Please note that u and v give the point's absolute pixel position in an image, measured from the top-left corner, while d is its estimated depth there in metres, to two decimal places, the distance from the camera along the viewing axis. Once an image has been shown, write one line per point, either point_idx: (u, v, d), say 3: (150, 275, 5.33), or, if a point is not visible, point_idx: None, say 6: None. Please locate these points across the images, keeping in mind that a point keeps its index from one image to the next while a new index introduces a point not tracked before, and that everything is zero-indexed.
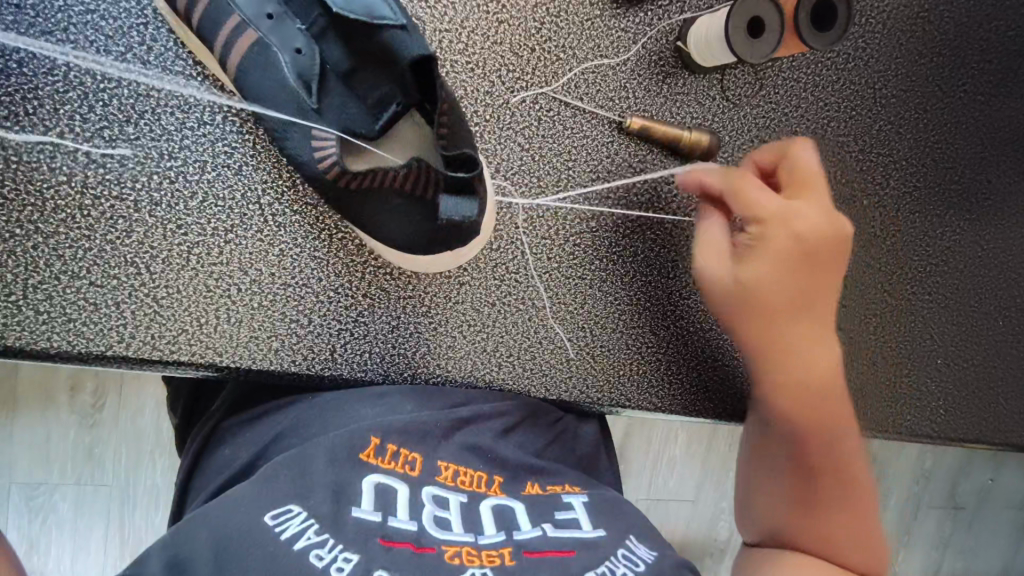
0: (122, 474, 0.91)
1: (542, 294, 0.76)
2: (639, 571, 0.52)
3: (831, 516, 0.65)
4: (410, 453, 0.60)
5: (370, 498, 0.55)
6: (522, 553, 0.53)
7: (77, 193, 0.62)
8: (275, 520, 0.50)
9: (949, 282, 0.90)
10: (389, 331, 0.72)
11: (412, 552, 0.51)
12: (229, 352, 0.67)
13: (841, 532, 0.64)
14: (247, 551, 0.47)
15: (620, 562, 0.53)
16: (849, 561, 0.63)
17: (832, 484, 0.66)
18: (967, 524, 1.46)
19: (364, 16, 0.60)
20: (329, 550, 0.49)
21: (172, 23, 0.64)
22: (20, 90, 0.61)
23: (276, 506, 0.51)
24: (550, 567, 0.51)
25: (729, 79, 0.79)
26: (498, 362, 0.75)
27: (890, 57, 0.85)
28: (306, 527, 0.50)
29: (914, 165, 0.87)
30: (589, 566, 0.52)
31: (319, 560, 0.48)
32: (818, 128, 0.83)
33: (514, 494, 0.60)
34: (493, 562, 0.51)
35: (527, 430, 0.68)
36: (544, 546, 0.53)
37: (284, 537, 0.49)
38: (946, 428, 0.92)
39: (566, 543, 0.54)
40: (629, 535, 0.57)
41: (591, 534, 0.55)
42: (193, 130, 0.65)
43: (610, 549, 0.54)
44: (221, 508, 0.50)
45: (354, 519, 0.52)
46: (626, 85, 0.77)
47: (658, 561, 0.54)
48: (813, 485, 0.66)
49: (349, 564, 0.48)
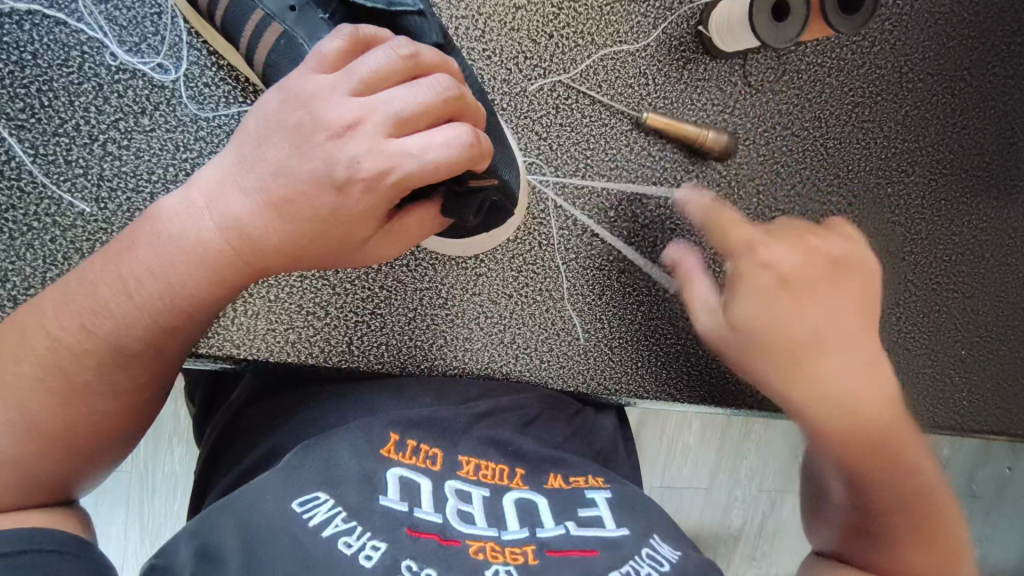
0: (142, 460, 0.93)
1: (561, 287, 0.75)
2: (664, 571, 0.52)
3: (910, 552, 0.57)
4: (430, 449, 0.59)
5: (395, 488, 0.54)
6: (545, 551, 0.52)
7: (94, 185, 0.62)
8: (302, 506, 0.50)
9: (976, 272, 0.88)
10: (406, 323, 0.71)
11: (438, 544, 0.51)
12: (246, 345, 0.66)
13: (917, 566, 0.57)
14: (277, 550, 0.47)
15: (645, 562, 0.52)
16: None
17: (883, 499, 0.59)
18: (985, 513, 1.46)
19: (381, 3, 0.59)
20: (357, 538, 0.49)
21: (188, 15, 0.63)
22: (35, 82, 0.61)
23: (303, 492, 0.51)
24: (575, 567, 0.51)
25: (752, 64, 0.78)
26: (515, 353, 0.74)
27: (918, 40, 0.82)
28: (333, 514, 0.50)
29: (940, 151, 0.85)
30: (614, 564, 0.51)
31: (347, 547, 0.48)
32: (843, 114, 0.81)
33: (534, 486, 0.59)
34: (516, 560, 0.51)
35: (547, 423, 0.68)
36: (568, 544, 0.53)
37: (312, 524, 0.49)
38: (972, 420, 0.91)
39: (590, 542, 0.53)
40: (652, 534, 0.56)
41: (615, 532, 0.55)
42: (208, 122, 0.64)
43: (634, 548, 0.53)
44: (246, 499, 0.50)
45: (382, 507, 0.52)
46: (646, 72, 0.75)
47: (682, 560, 0.54)
48: (868, 514, 0.60)
49: (377, 552, 0.48)
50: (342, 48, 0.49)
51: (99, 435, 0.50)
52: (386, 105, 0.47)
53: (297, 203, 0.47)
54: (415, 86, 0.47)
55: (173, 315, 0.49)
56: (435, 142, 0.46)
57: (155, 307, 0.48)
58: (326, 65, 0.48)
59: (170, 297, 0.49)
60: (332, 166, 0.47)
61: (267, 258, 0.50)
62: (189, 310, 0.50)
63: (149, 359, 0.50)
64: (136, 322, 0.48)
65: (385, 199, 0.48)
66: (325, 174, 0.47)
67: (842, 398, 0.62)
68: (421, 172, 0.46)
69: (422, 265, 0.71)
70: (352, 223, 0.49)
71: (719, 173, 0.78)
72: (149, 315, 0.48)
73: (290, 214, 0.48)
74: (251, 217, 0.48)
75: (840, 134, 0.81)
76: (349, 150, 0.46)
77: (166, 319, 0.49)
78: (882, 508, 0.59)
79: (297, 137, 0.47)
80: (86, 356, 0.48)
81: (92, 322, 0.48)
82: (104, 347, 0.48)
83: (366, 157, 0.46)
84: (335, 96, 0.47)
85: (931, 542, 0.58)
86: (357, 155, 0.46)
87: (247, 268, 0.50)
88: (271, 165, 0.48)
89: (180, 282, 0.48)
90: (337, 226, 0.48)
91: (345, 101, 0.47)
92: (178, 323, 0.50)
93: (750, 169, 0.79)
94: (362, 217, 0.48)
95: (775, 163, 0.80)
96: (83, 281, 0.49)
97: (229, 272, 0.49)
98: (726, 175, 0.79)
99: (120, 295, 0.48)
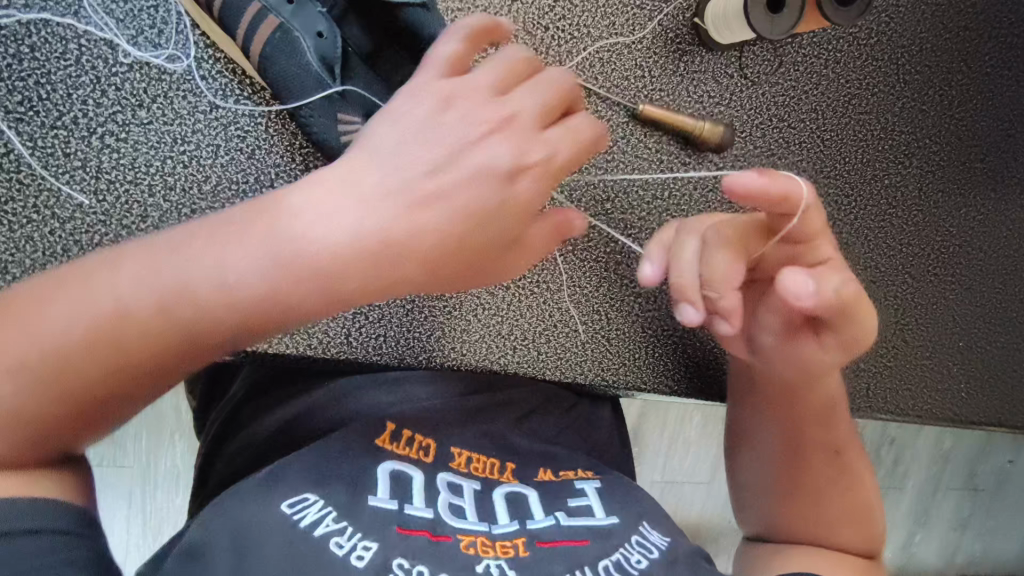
0: (145, 454, 0.93)
1: (551, 254, 0.75)
2: (654, 558, 0.53)
3: (839, 529, 0.62)
4: (424, 438, 0.59)
5: (385, 486, 0.54)
6: (536, 543, 0.52)
7: (92, 177, 0.62)
8: (292, 508, 0.49)
9: (974, 263, 0.89)
10: (403, 315, 0.71)
11: (428, 540, 0.51)
12: (244, 335, 0.65)
13: (842, 526, 0.63)
14: (267, 551, 0.46)
15: (634, 549, 0.53)
16: (842, 543, 0.63)
17: (812, 471, 0.64)
18: (985, 505, 1.47)
19: None
20: (348, 538, 0.48)
21: (190, 11, 0.64)
22: (33, 75, 0.61)
23: (292, 495, 0.50)
24: (565, 558, 0.51)
25: (748, 56, 0.78)
26: (513, 345, 0.75)
27: (914, 32, 0.82)
28: (324, 515, 0.49)
29: (936, 143, 0.85)
30: (603, 555, 0.52)
31: (339, 549, 0.48)
32: (840, 106, 0.81)
33: (527, 479, 0.60)
34: (506, 553, 0.51)
35: (542, 416, 0.68)
36: (558, 535, 0.53)
37: (303, 525, 0.48)
38: (970, 412, 0.91)
39: (579, 531, 0.54)
40: (643, 521, 0.57)
41: (604, 522, 0.55)
42: (205, 114, 0.65)
43: (624, 537, 0.54)
44: (241, 497, 0.50)
45: (371, 507, 0.51)
46: (641, 64, 0.75)
47: (671, 547, 0.55)
48: (806, 497, 0.64)
49: (369, 552, 0.48)
50: (457, 49, 0.50)
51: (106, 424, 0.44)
52: (525, 99, 0.50)
53: (451, 212, 0.47)
54: (547, 81, 0.51)
55: (264, 322, 0.44)
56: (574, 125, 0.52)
57: (223, 309, 0.42)
58: (448, 66, 0.50)
59: (257, 301, 0.43)
60: (492, 164, 0.48)
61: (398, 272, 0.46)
62: (290, 315, 0.44)
63: (188, 358, 0.43)
64: (218, 321, 0.42)
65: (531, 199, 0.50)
66: (491, 168, 0.48)
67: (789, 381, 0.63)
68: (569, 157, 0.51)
69: None
70: (493, 230, 0.49)
71: (715, 165, 0.79)
72: (213, 321, 0.42)
73: (440, 208, 0.46)
74: (400, 222, 0.45)
75: (837, 126, 0.81)
76: (492, 148, 0.48)
77: (250, 326, 0.43)
78: (810, 477, 0.64)
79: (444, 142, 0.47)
80: (147, 349, 0.41)
81: (173, 302, 0.41)
82: (179, 330, 0.42)
83: (513, 151, 0.49)
84: (480, 94, 0.49)
85: (855, 516, 0.63)
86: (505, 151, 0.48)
87: (369, 286, 0.45)
88: (424, 163, 0.46)
89: (295, 284, 0.43)
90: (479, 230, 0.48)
91: (491, 99, 0.49)
92: (272, 327, 0.45)
93: (746, 161, 0.79)
94: (523, 210, 0.50)
95: (771, 155, 0.80)
96: (177, 252, 0.42)
97: (360, 285, 0.45)
98: (722, 167, 0.79)
99: (201, 293, 0.42)
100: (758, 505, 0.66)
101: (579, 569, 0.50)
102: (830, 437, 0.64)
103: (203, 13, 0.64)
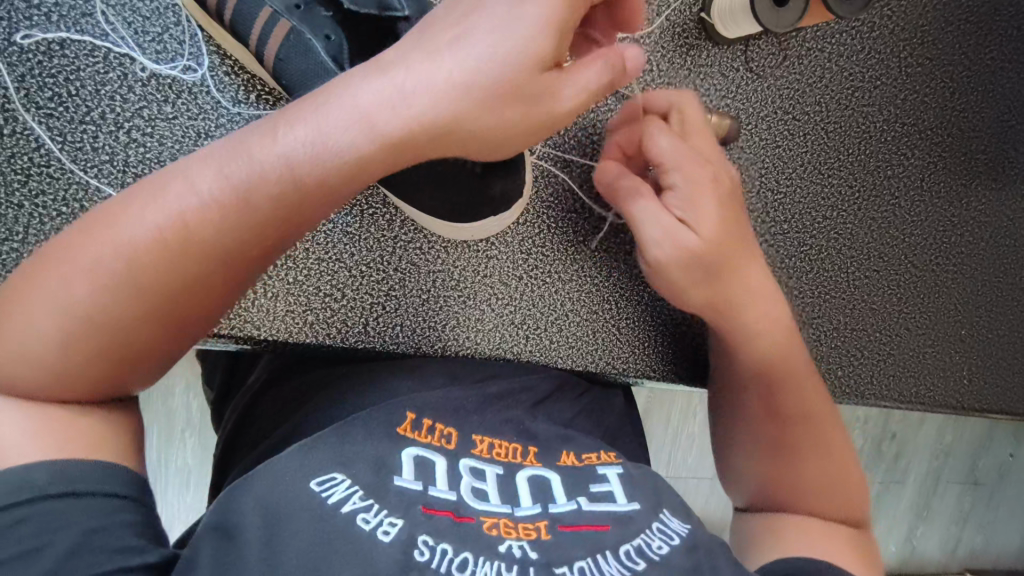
0: (157, 451, 0.97)
1: (559, 222, 0.77)
2: (674, 546, 0.51)
3: (826, 498, 0.64)
4: (445, 429, 0.59)
5: (410, 469, 0.53)
6: (558, 527, 0.51)
7: (120, 171, 0.64)
8: (320, 486, 0.49)
9: (975, 253, 0.90)
10: (420, 304, 0.73)
11: (453, 521, 0.49)
12: (266, 327, 0.68)
13: (825, 501, 0.64)
14: (296, 529, 0.45)
15: (655, 536, 0.52)
16: (823, 515, 0.63)
17: (794, 440, 0.66)
18: (987, 498, 1.49)
19: (374, 9, 0.63)
20: (375, 514, 0.47)
21: (192, 11, 0.65)
22: (63, 72, 0.63)
23: (320, 473, 0.50)
24: (586, 543, 0.50)
25: (754, 50, 0.79)
26: (526, 334, 0.76)
27: (916, 25, 0.84)
28: (352, 492, 0.49)
29: (939, 134, 0.87)
30: (625, 539, 0.51)
31: (365, 524, 0.46)
32: (843, 99, 0.83)
33: (550, 464, 0.58)
34: (530, 535, 0.50)
35: (557, 402, 0.69)
36: (580, 519, 0.52)
37: (331, 502, 0.47)
38: (972, 398, 0.93)
39: (601, 517, 0.52)
40: (662, 509, 0.55)
41: (626, 507, 0.54)
42: (228, 110, 0.67)
43: (645, 523, 0.53)
44: (269, 478, 0.49)
45: (396, 487, 0.50)
46: (650, 58, 0.77)
47: (692, 536, 0.53)
48: (796, 469, 0.65)
49: (395, 527, 0.47)
50: None
51: (193, 321, 0.44)
52: None
53: (487, 65, 0.47)
54: None
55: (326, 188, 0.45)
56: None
57: (221, 241, 0.43)
58: None
59: (318, 177, 0.45)
60: (502, 19, 0.47)
61: (463, 116, 0.48)
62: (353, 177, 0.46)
63: (264, 238, 0.44)
64: (207, 241, 0.42)
65: (550, 49, 0.48)
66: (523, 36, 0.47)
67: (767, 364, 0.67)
68: (560, 16, 0.48)
69: (434, 248, 0.73)
70: (527, 71, 0.48)
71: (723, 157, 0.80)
72: (207, 255, 0.42)
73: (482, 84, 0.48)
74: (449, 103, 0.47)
75: (839, 118, 0.83)
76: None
77: (315, 195, 0.45)
78: (794, 444, 0.65)
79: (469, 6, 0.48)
80: (220, 232, 0.43)
81: (194, 215, 0.42)
82: (191, 245, 0.42)
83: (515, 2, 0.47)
84: None
85: (843, 493, 0.64)
86: (506, 8, 0.47)
87: (433, 136, 0.48)
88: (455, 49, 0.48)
89: (342, 156, 0.45)
90: (507, 71, 0.48)
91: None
92: (336, 188, 0.46)
93: (752, 153, 0.81)
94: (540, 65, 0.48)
95: (776, 147, 0.82)
96: (188, 175, 0.43)
97: (426, 134, 0.47)
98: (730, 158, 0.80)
99: (254, 169, 0.43)
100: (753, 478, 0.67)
101: (600, 555, 0.49)
102: (805, 406, 0.66)
103: (215, 22, 0.65)
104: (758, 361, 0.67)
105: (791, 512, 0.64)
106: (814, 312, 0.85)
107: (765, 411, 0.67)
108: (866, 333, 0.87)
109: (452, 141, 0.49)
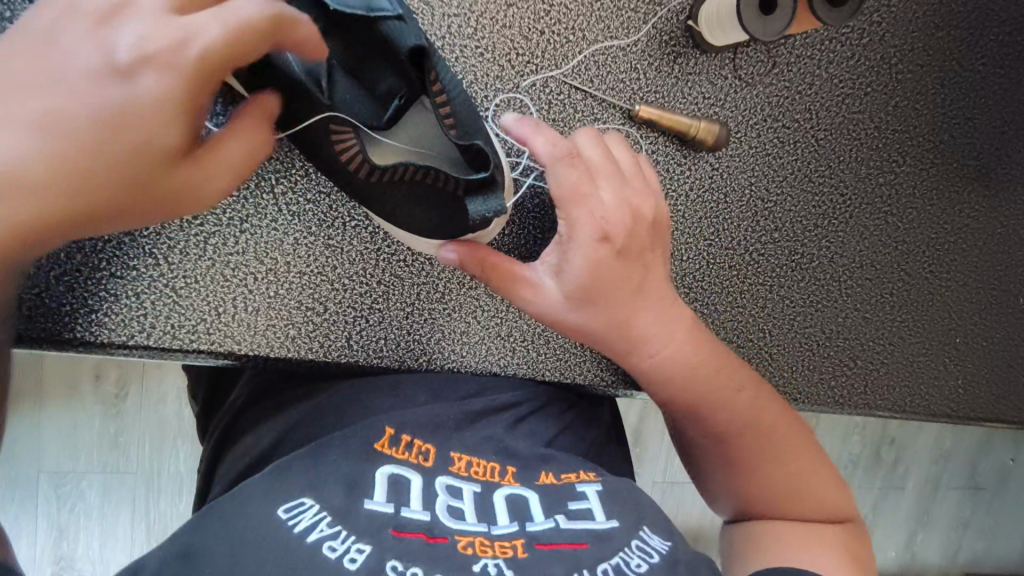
0: (146, 461, 0.96)
1: (545, 233, 0.76)
2: (654, 563, 0.50)
3: (807, 501, 0.64)
4: (422, 444, 0.58)
5: (381, 490, 0.52)
6: (534, 545, 0.50)
7: None
8: (287, 513, 0.48)
9: (968, 261, 0.89)
10: (404, 317, 0.72)
11: (424, 541, 0.49)
12: (247, 341, 0.68)
13: (805, 508, 0.64)
14: (260, 556, 0.44)
15: (634, 553, 0.50)
16: (803, 519, 0.64)
17: (748, 449, 0.65)
18: (987, 504, 1.47)
19: (360, 8, 0.59)
20: (342, 542, 0.46)
21: None
22: None
23: (288, 500, 0.49)
24: (563, 562, 0.49)
25: (742, 57, 0.78)
26: (513, 346, 0.75)
27: (906, 31, 0.82)
28: (318, 520, 0.48)
29: (930, 142, 0.85)
30: (602, 557, 0.49)
31: (331, 552, 0.45)
32: (832, 106, 0.82)
33: (528, 483, 0.57)
34: (505, 553, 0.49)
35: (539, 417, 0.67)
36: (558, 537, 0.51)
37: (297, 530, 0.46)
38: (967, 408, 0.92)
39: (579, 534, 0.51)
40: (642, 526, 0.54)
41: (604, 524, 0.53)
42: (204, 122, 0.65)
43: (624, 540, 0.51)
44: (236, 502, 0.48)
45: (367, 511, 0.50)
46: (637, 66, 0.76)
47: (673, 554, 0.52)
48: (770, 476, 0.64)
49: (362, 554, 0.46)
50: None
51: None
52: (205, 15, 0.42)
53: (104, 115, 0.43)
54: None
55: None
56: (240, 4, 0.42)
57: None
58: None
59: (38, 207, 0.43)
60: (110, 56, 0.43)
61: (125, 166, 0.44)
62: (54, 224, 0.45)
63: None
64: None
65: (191, 91, 0.43)
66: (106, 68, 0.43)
67: (695, 380, 0.66)
68: (221, 42, 0.42)
69: (418, 260, 0.72)
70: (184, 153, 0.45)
71: (711, 165, 0.79)
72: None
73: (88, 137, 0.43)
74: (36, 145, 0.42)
75: (830, 126, 0.82)
76: (139, 28, 0.42)
77: None
78: (758, 448, 0.65)
79: (91, 19, 0.43)
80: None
81: None
82: None
83: (150, 36, 0.42)
84: (151, 15, 0.42)
85: (825, 497, 0.65)
86: (138, 33, 0.42)
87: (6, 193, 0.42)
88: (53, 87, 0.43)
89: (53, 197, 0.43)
90: (137, 124, 0.43)
91: (165, 19, 0.42)
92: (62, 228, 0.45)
93: (741, 162, 0.80)
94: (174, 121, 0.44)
95: (765, 155, 0.81)
96: None
97: (105, 188, 0.45)
98: (718, 167, 0.79)
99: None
100: (727, 488, 0.67)
101: (577, 572, 0.48)
102: (739, 416, 0.66)
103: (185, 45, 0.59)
104: (690, 377, 0.66)
105: (772, 520, 0.64)
106: (805, 321, 0.84)
107: (709, 424, 0.67)
108: (859, 343, 0.86)
109: (132, 206, 0.46)
